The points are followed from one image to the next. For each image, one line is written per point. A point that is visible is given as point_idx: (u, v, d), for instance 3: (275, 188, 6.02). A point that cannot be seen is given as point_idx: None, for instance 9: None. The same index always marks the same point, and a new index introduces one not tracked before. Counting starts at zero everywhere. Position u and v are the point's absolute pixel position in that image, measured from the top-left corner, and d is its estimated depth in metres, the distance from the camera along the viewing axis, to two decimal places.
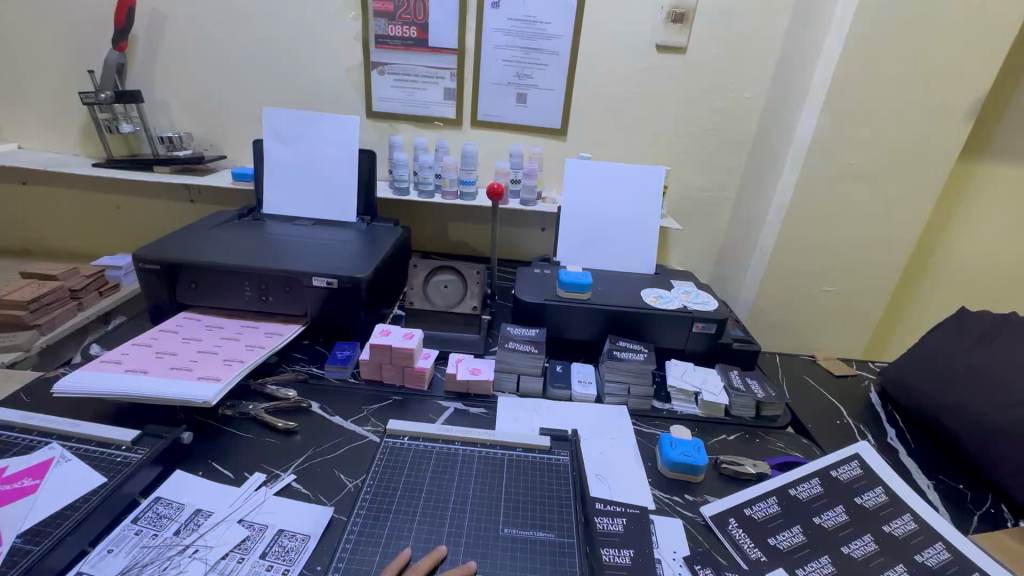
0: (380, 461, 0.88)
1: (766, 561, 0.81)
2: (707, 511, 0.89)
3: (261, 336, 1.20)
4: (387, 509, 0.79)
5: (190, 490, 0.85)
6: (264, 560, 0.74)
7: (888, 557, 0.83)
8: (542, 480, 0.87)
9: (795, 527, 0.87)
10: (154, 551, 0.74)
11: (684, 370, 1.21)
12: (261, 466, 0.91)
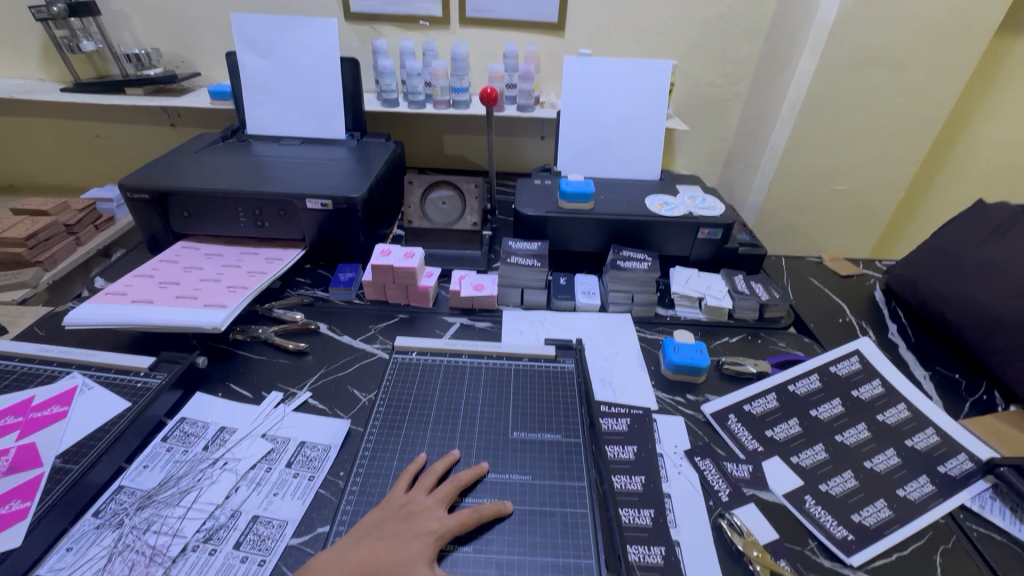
0: (391, 375, 0.91)
1: (762, 451, 0.86)
2: (708, 408, 0.93)
3: (262, 262, 1.19)
4: (401, 419, 0.83)
5: (213, 410, 0.89)
6: (291, 468, 0.80)
7: (879, 443, 0.88)
8: (548, 387, 0.90)
9: (792, 420, 0.91)
10: (187, 465, 0.79)
11: (688, 277, 1.21)
12: (277, 386, 0.95)
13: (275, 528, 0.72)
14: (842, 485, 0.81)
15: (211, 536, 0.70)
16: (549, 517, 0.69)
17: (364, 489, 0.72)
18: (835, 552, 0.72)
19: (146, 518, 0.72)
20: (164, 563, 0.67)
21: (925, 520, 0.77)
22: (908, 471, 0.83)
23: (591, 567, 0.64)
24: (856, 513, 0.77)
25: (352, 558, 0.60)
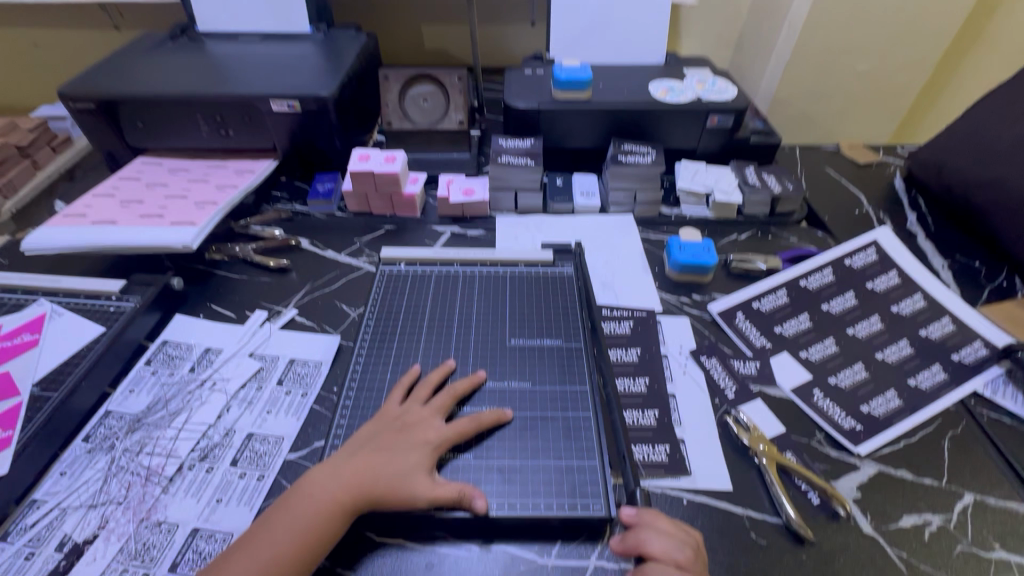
0: (378, 288, 0.86)
1: (770, 348, 0.83)
2: (714, 308, 0.89)
3: (231, 175, 1.09)
4: (392, 332, 0.79)
5: (196, 332, 0.85)
6: (283, 386, 0.77)
7: (892, 335, 0.84)
8: (546, 293, 0.85)
9: (803, 315, 0.87)
10: (174, 387, 0.76)
11: (695, 171, 1.11)
12: (261, 305, 0.90)
13: (271, 444, 0.70)
14: (852, 378, 0.78)
15: (207, 454, 0.69)
16: (551, 422, 0.67)
17: (358, 402, 0.70)
18: (842, 442, 0.71)
19: (138, 440, 0.70)
20: (161, 483, 0.66)
21: (935, 408, 0.75)
22: (920, 361, 0.81)
23: (595, 468, 0.63)
24: (865, 404, 0.75)
25: (346, 470, 0.58)
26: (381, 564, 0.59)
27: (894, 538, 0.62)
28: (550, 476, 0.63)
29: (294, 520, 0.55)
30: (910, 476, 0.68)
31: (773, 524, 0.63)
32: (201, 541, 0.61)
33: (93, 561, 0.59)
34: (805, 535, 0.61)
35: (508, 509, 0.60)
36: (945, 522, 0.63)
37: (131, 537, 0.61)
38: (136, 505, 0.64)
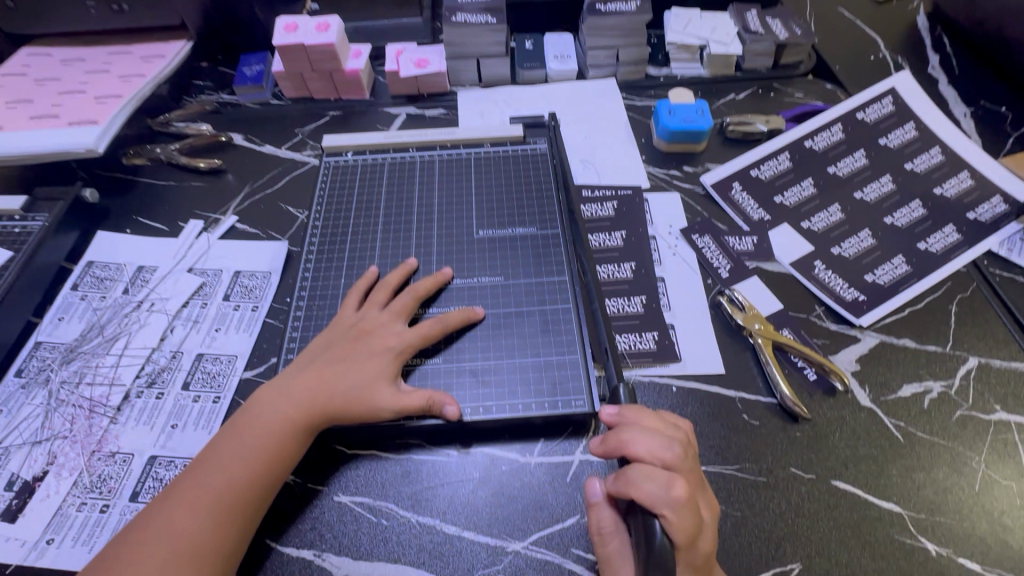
0: (324, 183, 0.74)
1: (769, 220, 0.74)
2: (708, 180, 0.79)
3: (136, 62, 0.91)
4: (343, 232, 0.69)
5: (125, 249, 0.75)
6: (230, 301, 0.69)
7: (904, 196, 0.75)
8: (518, 176, 0.74)
9: (806, 181, 0.78)
10: (108, 311, 0.68)
11: (688, 20, 0.94)
12: (196, 213, 0.79)
13: (224, 364, 0.64)
14: (857, 246, 0.71)
15: (155, 380, 0.63)
16: (527, 317, 0.61)
17: (311, 313, 0.63)
18: (843, 314, 0.66)
19: (76, 371, 0.63)
20: (108, 413, 0.60)
21: (944, 272, 0.69)
22: (933, 222, 0.73)
23: (576, 362, 0.58)
24: (870, 273, 0.69)
25: (297, 387, 0.54)
26: (355, 476, 0.55)
27: (892, 408, 0.59)
28: (528, 374, 0.58)
29: (243, 444, 0.51)
30: (913, 344, 0.63)
31: (767, 404, 0.59)
32: (160, 468, 0.57)
33: (47, 498, 0.55)
34: (801, 413, 0.58)
35: (484, 412, 0.56)
36: (946, 388, 0.60)
37: (84, 470, 0.57)
38: (84, 437, 0.59)
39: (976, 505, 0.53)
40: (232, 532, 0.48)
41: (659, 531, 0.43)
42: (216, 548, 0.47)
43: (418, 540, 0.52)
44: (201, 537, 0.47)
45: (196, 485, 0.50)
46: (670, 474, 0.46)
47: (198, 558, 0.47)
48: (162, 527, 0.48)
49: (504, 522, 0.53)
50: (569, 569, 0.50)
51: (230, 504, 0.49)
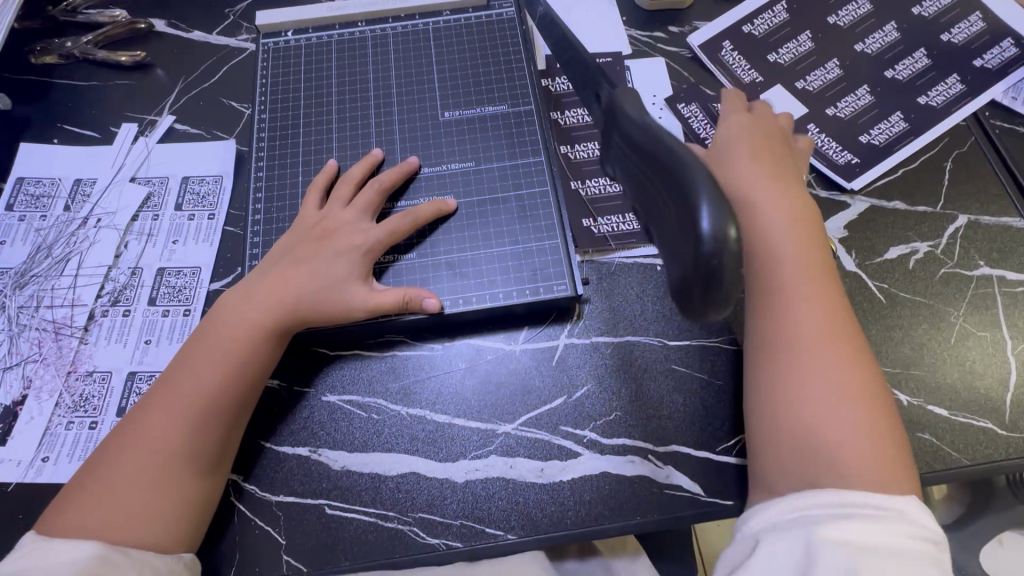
0: (265, 71, 0.66)
1: (762, 83, 0.68)
2: (695, 40, 0.70)
3: None
4: (294, 125, 0.63)
5: (56, 161, 0.67)
6: (183, 211, 0.64)
7: (909, 45, 0.68)
8: (483, 49, 0.66)
9: (803, 35, 0.70)
10: (53, 231, 0.63)
11: None
12: (127, 115, 0.69)
13: (188, 277, 0.61)
14: (853, 105, 0.66)
15: (118, 298, 0.60)
16: (502, 203, 0.58)
17: (271, 216, 0.59)
18: (834, 180, 0.62)
19: (32, 295, 0.60)
20: (77, 334, 0.58)
21: (943, 128, 0.65)
22: (938, 73, 0.67)
23: (557, 247, 0.57)
24: (865, 133, 0.65)
25: (261, 293, 0.52)
26: (341, 376, 0.55)
27: (876, 272, 0.58)
28: (506, 263, 0.56)
29: (211, 349, 0.50)
30: (904, 206, 0.61)
31: None
32: (142, 383, 0.56)
33: (33, 419, 0.55)
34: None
35: (464, 303, 0.55)
36: (932, 248, 0.59)
37: (63, 391, 0.56)
38: (56, 359, 0.57)
39: (950, 357, 0.55)
40: (214, 433, 0.48)
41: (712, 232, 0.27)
42: (198, 448, 0.48)
43: (410, 431, 0.53)
44: (183, 439, 0.48)
45: (170, 391, 0.49)
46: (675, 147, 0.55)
47: (181, 457, 0.47)
48: (143, 431, 0.48)
49: (493, 408, 0.54)
50: (558, 445, 0.52)
51: (205, 406, 0.49)
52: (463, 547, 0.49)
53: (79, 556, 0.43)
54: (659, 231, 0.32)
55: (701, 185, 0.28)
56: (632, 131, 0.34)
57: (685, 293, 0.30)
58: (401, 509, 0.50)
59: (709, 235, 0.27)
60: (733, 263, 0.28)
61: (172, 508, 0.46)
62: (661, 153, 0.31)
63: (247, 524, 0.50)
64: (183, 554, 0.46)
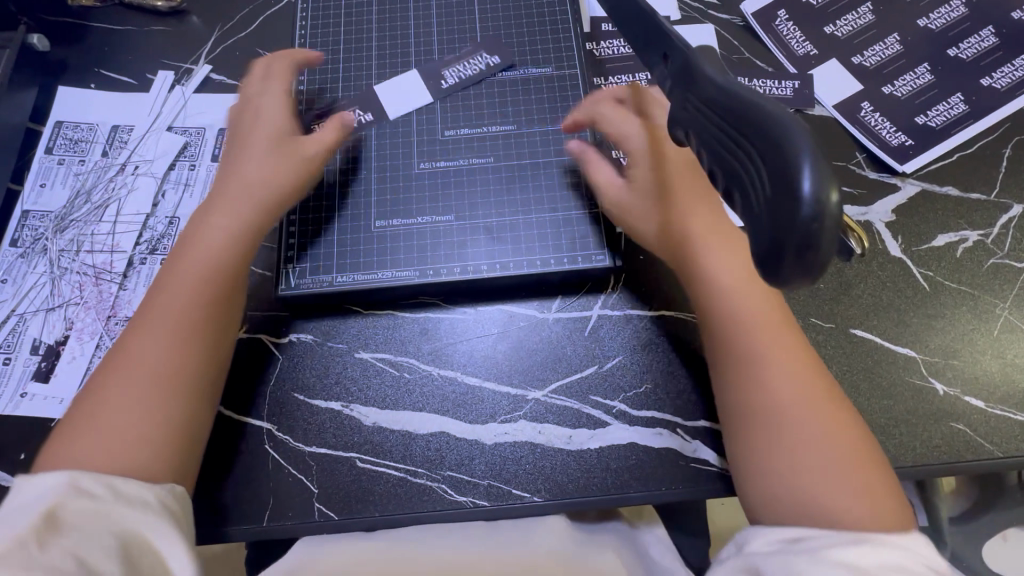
0: (304, 23, 0.65)
1: (816, 56, 0.65)
2: (749, 9, 0.67)
3: None
4: (333, 81, 0.62)
5: (94, 106, 0.67)
6: (219, 162, 0.63)
7: (977, 22, 0.65)
8: (527, 8, 0.64)
9: (864, 7, 0.66)
10: (92, 177, 0.63)
11: None
12: (163, 62, 0.69)
13: None
14: (912, 84, 0.63)
15: (156, 246, 0.60)
16: (542, 169, 0.57)
17: None
18: (886, 161, 0.60)
19: (72, 239, 0.61)
20: (115, 280, 0.59)
21: (1004, 112, 0.62)
22: (1005, 53, 0.63)
23: (596, 217, 0.56)
24: (922, 114, 0.62)
25: (227, 192, 0.53)
26: (375, 334, 0.55)
27: (922, 259, 0.57)
28: (545, 231, 0.56)
29: (194, 266, 0.50)
30: (956, 193, 0.59)
31: None
32: None
33: (75, 360, 0.56)
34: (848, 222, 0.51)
35: (501, 269, 0.55)
36: (982, 238, 0.57)
37: (103, 334, 0.57)
38: (97, 303, 0.58)
39: (991, 349, 0.54)
40: (211, 355, 0.48)
41: (807, 194, 0.26)
42: (175, 369, 0.46)
43: (441, 391, 0.54)
44: (163, 361, 0.46)
45: (155, 305, 0.48)
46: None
47: (158, 378, 0.45)
48: (137, 352, 0.46)
49: (524, 373, 0.54)
50: (587, 414, 0.53)
51: (178, 324, 0.47)
52: (490, 507, 0.50)
53: (41, 500, 0.39)
54: (742, 193, 0.31)
55: (797, 138, 0.28)
56: (712, 93, 0.34)
57: (773, 256, 0.28)
58: (430, 466, 0.52)
59: (808, 191, 0.26)
60: (833, 224, 0.27)
61: (168, 432, 0.44)
62: (752, 113, 0.30)
63: (280, 472, 0.51)
64: (168, 486, 0.43)
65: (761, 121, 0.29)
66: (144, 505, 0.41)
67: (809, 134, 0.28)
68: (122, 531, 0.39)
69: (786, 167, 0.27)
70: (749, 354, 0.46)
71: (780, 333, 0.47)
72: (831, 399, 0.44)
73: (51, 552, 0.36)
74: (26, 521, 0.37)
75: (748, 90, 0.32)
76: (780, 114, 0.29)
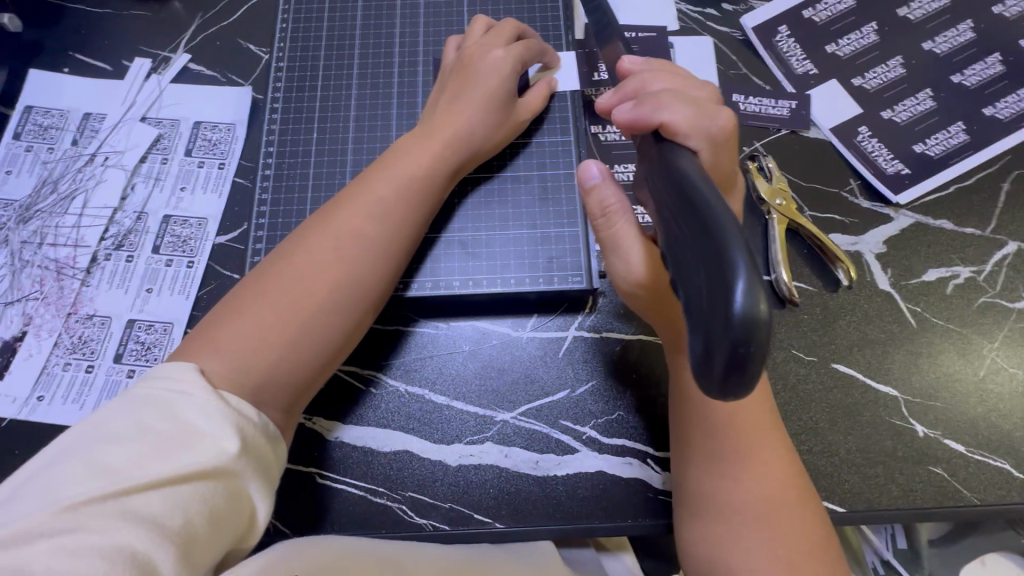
0: (287, 16, 0.62)
1: (816, 76, 0.63)
2: (750, 22, 0.65)
3: None
4: (313, 78, 0.60)
5: (66, 91, 0.64)
6: (193, 157, 0.61)
7: (984, 48, 0.62)
8: (518, 11, 0.61)
9: (868, 26, 0.64)
10: (60, 166, 0.61)
11: None
12: (140, 49, 0.66)
13: (194, 228, 0.59)
14: (912, 110, 0.61)
15: (122, 242, 0.58)
16: (524, 183, 0.55)
17: (282, 173, 0.56)
18: (880, 190, 0.58)
19: (36, 231, 0.59)
20: (78, 276, 0.57)
21: (1006, 144, 0.60)
22: (1010, 82, 0.61)
23: (576, 235, 0.54)
24: (920, 142, 0.60)
25: (437, 125, 0.51)
26: None
27: (911, 293, 0.55)
28: (522, 248, 0.54)
29: (415, 174, 0.48)
30: (950, 226, 0.57)
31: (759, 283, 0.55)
32: (140, 332, 0.55)
33: (31, 357, 0.54)
34: (789, 299, 0.54)
35: (473, 286, 0.53)
36: (974, 274, 0.56)
37: (63, 332, 0.55)
38: (58, 299, 0.56)
39: (975, 392, 0.52)
40: (366, 286, 0.45)
41: (740, 293, 0.25)
42: (343, 309, 0.44)
43: (406, 409, 0.52)
44: (340, 297, 0.44)
45: (359, 214, 0.46)
46: (711, 111, 0.41)
47: (327, 310, 0.43)
48: (295, 263, 0.43)
49: (493, 394, 0.52)
50: (556, 439, 0.51)
51: (371, 279, 0.45)
52: (450, 531, 0.49)
53: (148, 425, 0.34)
54: (684, 287, 0.29)
55: (733, 240, 0.26)
56: (671, 175, 0.33)
57: (704, 364, 0.26)
58: (391, 486, 0.50)
59: (740, 299, 0.25)
60: (762, 336, 0.25)
61: (304, 359, 0.42)
62: (703, 211, 0.29)
63: None
64: (269, 425, 0.38)
65: (703, 215, 0.28)
66: (243, 463, 0.35)
67: (745, 235, 0.27)
68: (214, 497, 0.34)
69: (721, 269, 0.26)
70: (727, 441, 0.43)
71: (760, 414, 0.44)
72: (797, 481, 0.43)
73: (139, 510, 0.32)
74: (128, 457, 0.33)
75: (706, 178, 0.31)
76: (722, 210, 0.28)
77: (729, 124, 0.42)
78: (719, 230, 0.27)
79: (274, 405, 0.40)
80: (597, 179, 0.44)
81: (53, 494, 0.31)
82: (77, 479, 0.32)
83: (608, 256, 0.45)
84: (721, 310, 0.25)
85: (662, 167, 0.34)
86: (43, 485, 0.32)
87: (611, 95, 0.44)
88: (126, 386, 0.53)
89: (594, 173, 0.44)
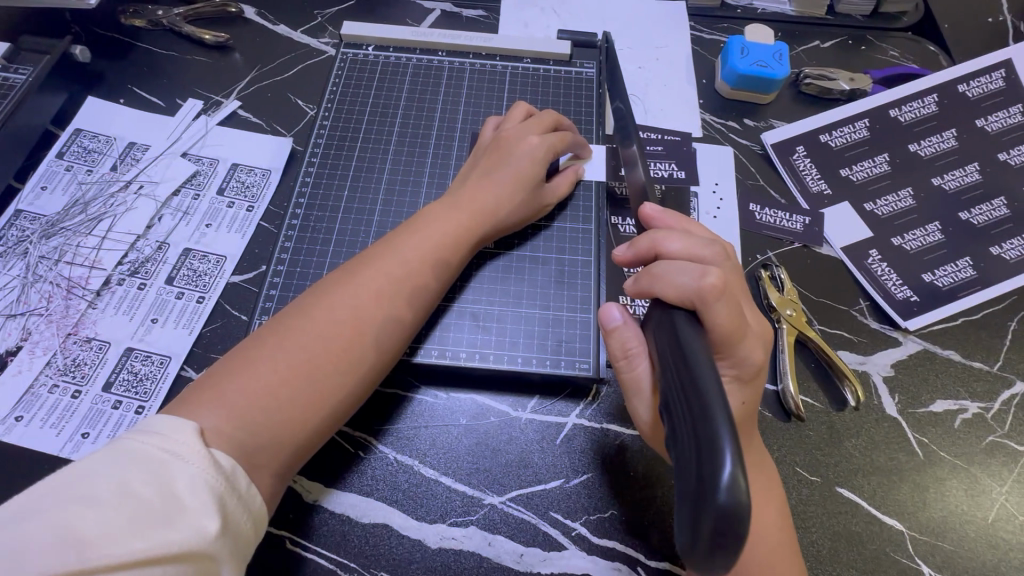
0: (337, 80, 0.66)
1: (830, 196, 0.66)
2: (770, 138, 0.69)
3: None
4: (352, 140, 0.63)
5: (116, 119, 0.67)
6: (224, 197, 0.63)
7: (990, 190, 0.65)
8: (556, 104, 0.65)
9: (881, 156, 0.67)
10: (94, 188, 0.63)
11: None
12: (195, 90, 0.70)
13: (212, 264, 0.59)
14: (921, 239, 0.63)
15: (138, 269, 0.59)
16: (541, 264, 0.56)
17: (308, 224, 0.58)
18: (889, 314, 0.59)
19: (56, 247, 0.59)
20: (87, 297, 0.57)
21: (1013, 283, 0.61)
22: (1015, 226, 0.64)
23: (587, 321, 0.54)
24: (929, 272, 0.61)
25: (467, 196, 0.53)
26: None
27: (919, 422, 0.54)
28: (532, 327, 0.54)
29: (442, 241, 0.49)
30: (958, 357, 0.57)
31: (766, 392, 0.55)
32: (136, 362, 0.54)
33: (19, 373, 0.53)
34: (796, 413, 0.53)
35: (479, 359, 0.52)
36: (982, 411, 0.55)
37: (58, 352, 0.54)
38: (61, 318, 0.56)
39: (984, 537, 0.50)
40: (383, 346, 0.45)
41: (725, 476, 0.28)
42: (356, 368, 0.43)
43: (393, 478, 0.50)
44: (358, 353, 0.44)
45: (384, 275, 0.46)
46: (702, 268, 0.40)
47: (339, 366, 0.43)
48: (314, 317, 0.44)
49: (484, 474, 0.50)
50: (543, 532, 0.48)
51: (388, 341, 0.45)
52: None
53: (132, 490, 0.33)
54: (679, 452, 0.32)
55: (722, 425, 0.30)
56: (676, 345, 0.37)
57: (691, 534, 0.29)
58: (365, 562, 0.47)
59: (724, 482, 0.28)
60: (741, 520, 0.28)
61: (309, 417, 0.41)
62: (699, 393, 0.32)
63: None
64: (256, 499, 0.38)
65: (699, 395, 0.32)
66: (222, 545, 0.34)
67: (734, 419, 0.30)
68: None
69: (709, 450, 0.29)
70: None
71: (772, 540, 0.43)
72: None
73: None
74: (103, 528, 0.31)
75: (706, 356, 0.35)
76: (716, 392, 0.32)
77: (721, 280, 0.39)
78: (710, 413, 0.31)
79: (270, 470, 0.40)
80: (618, 322, 0.46)
81: (14, 563, 0.30)
82: (43, 546, 0.30)
83: (630, 398, 0.46)
84: (707, 489, 0.28)
85: (670, 336, 0.38)
86: (8, 545, 0.30)
87: (626, 249, 0.47)
88: (109, 417, 0.52)
89: (616, 316, 0.46)
